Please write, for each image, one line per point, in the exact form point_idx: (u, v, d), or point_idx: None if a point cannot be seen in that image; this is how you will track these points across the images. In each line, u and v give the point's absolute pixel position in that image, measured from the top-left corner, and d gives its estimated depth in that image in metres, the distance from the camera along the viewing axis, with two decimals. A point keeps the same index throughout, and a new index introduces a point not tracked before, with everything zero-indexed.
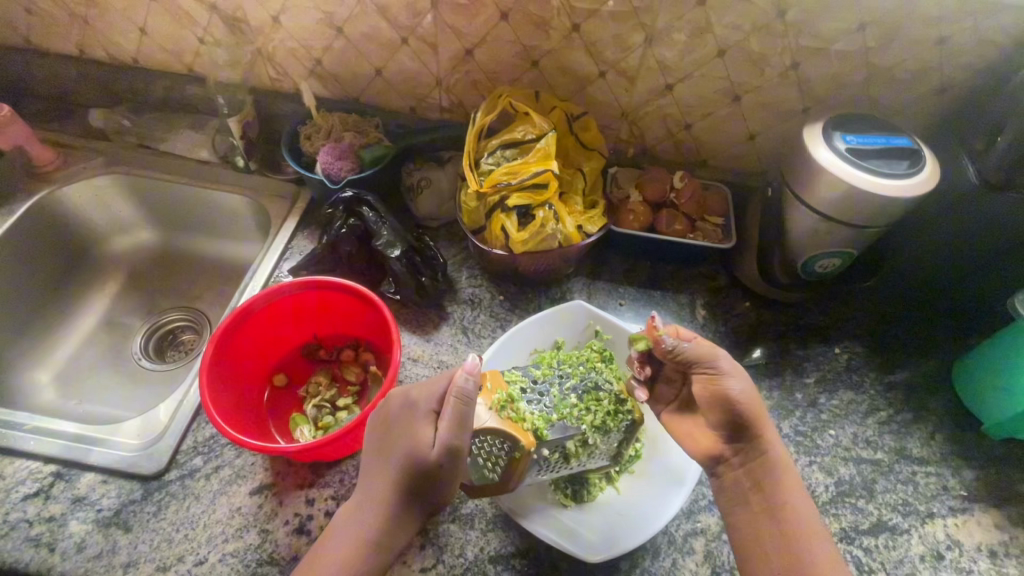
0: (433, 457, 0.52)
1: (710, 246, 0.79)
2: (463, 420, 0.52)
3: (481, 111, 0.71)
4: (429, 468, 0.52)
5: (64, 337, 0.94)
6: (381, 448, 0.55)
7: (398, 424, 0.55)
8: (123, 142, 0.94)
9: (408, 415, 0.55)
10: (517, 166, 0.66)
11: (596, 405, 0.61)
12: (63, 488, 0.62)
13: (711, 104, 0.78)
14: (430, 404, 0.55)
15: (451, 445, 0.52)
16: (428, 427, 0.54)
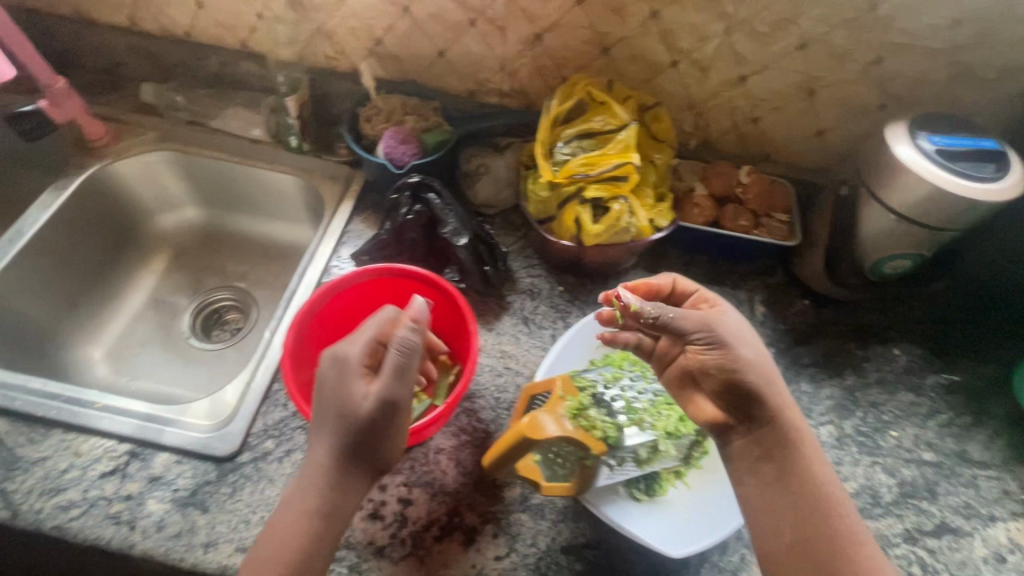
0: (366, 411, 0.52)
1: (776, 243, 0.78)
2: (401, 373, 0.53)
3: (557, 98, 0.69)
4: (366, 424, 0.52)
5: (114, 314, 0.94)
6: (322, 407, 0.54)
7: (333, 384, 0.54)
8: (174, 119, 0.93)
9: (337, 375, 0.54)
10: (596, 157, 0.66)
11: (667, 410, 0.65)
12: (139, 467, 0.63)
13: (783, 98, 0.77)
14: (357, 361, 0.55)
15: (388, 397, 0.52)
16: (361, 383, 0.54)
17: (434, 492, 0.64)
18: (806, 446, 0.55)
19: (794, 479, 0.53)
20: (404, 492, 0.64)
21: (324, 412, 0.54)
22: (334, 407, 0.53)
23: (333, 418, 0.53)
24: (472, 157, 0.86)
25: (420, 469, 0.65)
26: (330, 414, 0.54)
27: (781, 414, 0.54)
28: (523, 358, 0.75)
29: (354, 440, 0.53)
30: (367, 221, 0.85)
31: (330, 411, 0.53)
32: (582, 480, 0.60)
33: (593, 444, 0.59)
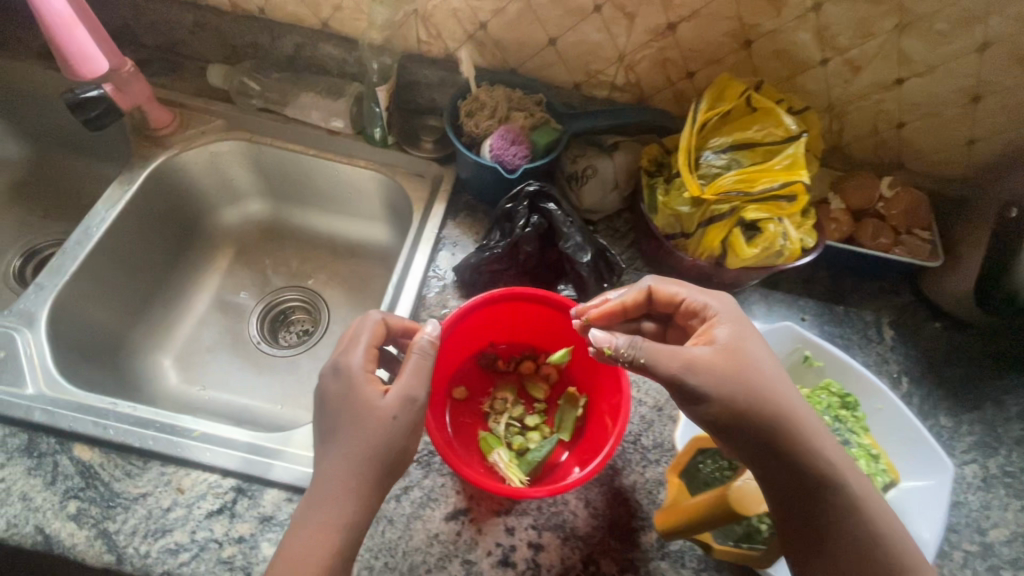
0: (389, 412, 0.50)
1: (920, 264, 0.71)
2: (418, 368, 0.54)
3: (704, 100, 0.61)
4: (391, 423, 0.50)
5: (180, 317, 0.88)
6: (329, 418, 0.51)
7: (337, 394, 0.52)
8: (244, 105, 0.85)
9: (340, 383, 0.52)
10: (755, 172, 0.58)
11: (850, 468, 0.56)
12: (247, 505, 0.58)
13: (940, 103, 0.69)
14: (365, 365, 0.53)
15: (412, 393, 0.52)
16: (375, 387, 0.52)
17: (565, 536, 0.59)
18: (837, 490, 0.48)
19: (819, 530, 0.48)
20: (533, 535, 0.59)
21: (348, 422, 0.50)
22: (350, 417, 0.50)
23: (345, 425, 0.50)
24: (577, 157, 0.78)
25: (548, 510, 0.60)
26: (350, 422, 0.50)
27: (811, 448, 0.49)
28: (644, 385, 0.69)
29: (376, 447, 0.49)
30: (463, 226, 0.78)
31: (340, 422, 0.51)
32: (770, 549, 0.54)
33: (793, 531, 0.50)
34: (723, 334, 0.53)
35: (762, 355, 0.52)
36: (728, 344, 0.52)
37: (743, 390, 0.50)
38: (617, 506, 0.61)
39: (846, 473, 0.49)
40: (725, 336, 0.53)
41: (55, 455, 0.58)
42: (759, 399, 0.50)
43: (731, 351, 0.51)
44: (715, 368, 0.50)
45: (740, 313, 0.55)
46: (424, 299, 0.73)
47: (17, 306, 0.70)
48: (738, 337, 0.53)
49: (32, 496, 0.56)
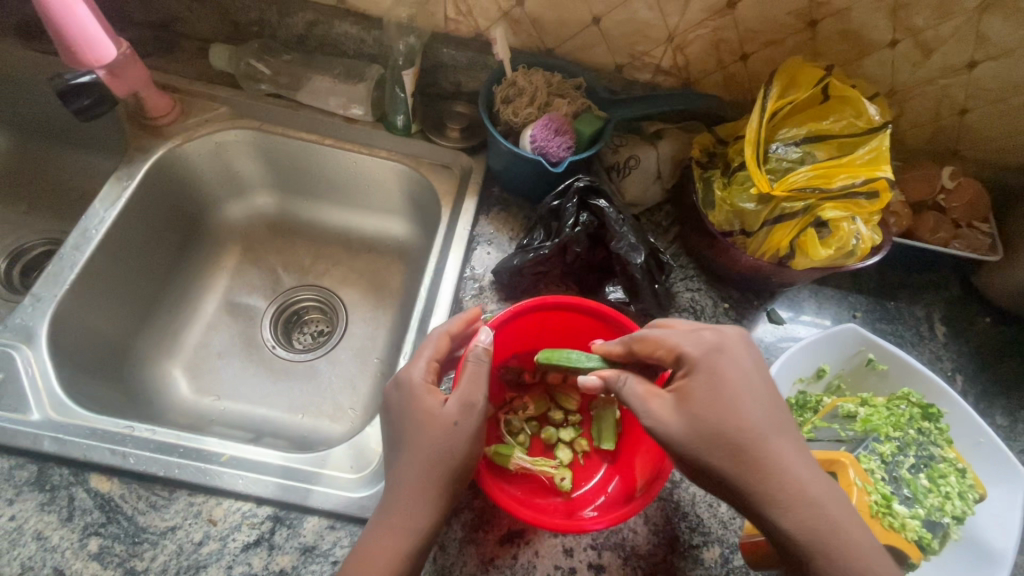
0: (452, 419, 0.50)
1: (980, 258, 0.68)
2: (476, 378, 0.52)
3: (776, 86, 0.56)
4: (455, 431, 0.49)
5: (188, 321, 0.81)
6: (396, 428, 0.52)
7: (399, 407, 0.52)
8: (251, 90, 0.77)
9: (399, 397, 0.52)
10: (831, 167, 0.54)
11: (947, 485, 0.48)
12: (287, 536, 0.53)
13: (1011, 89, 0.65)
14: (425, 378, 0.53)
15: (469, 399, 0.51)
16: (433, 399, 0.51)
17: (626, 556, 0.56)
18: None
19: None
20: (593, 556, 0.56)
21: (414, 434, 0.50)
22: (414, 428, 0.50)
23: (410, 438, 0.50)
24: (619, 146, 0.73)
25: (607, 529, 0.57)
26: (416, 433, 0.50)
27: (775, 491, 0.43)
28: None
29: (439, 457, 0.49)
30: (497, 222, 0.73)
31: (407, 432, 0.51)
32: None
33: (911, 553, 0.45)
34: (689, 388, 0.47)
35: (736, 405, 0.45)
36: (690, 399, 0.46)
37: (690, 447, 0.45)
38: (677, 522, 0.58)
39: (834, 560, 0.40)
40: (694, 391, 0.46)
41: (69, 488, 0.53)
42: (713, 465, 0.44)
43: (689, 409, 0.46)
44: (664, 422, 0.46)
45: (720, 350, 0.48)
46: (460, 303, 0.67)
47: (11, 319, 0.63)
48: (710, 395, 0.46)
49: (48, 535, 0.50)
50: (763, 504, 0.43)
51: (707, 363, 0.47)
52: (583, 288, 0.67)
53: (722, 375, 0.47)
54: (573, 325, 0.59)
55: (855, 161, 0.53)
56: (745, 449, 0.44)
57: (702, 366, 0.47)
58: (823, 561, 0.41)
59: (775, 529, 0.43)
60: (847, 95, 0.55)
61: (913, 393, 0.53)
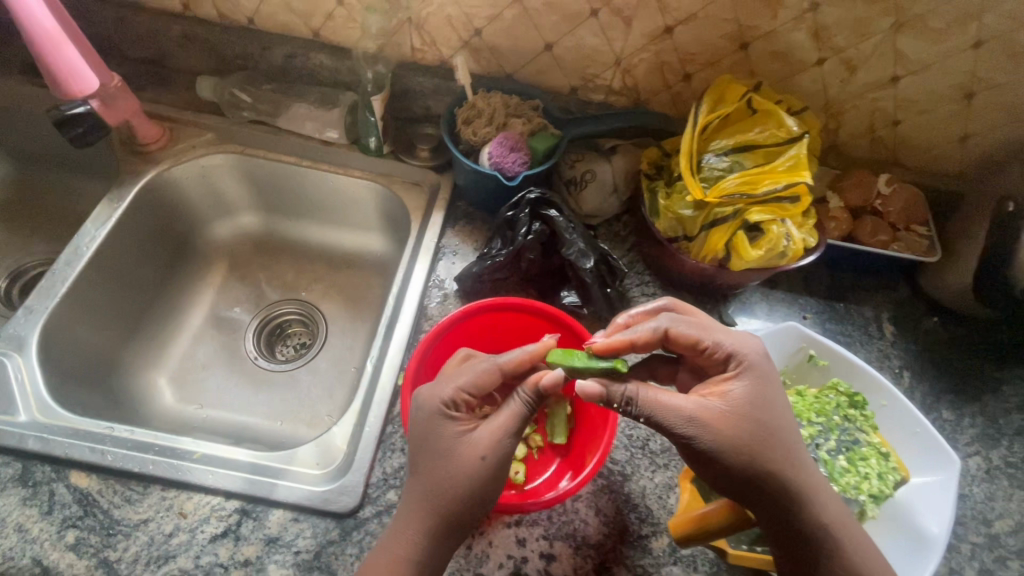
0: (489, 463, 0.49)
1: (919, 260, 0.72)
2: (515, 416, 0.52)
3: (706, 103, 0.61)
4: (488, 477, 0.49)
5: (175, 334, 0.86)
6: (419, 452, 0.51)
7: (432, 428, 0.51)
8: (234, 117, 0.84)
9: (439, 420, 0.51)
10: (757, 174, 0.58)
11: (864, 466, 0.58)
12: (252, 527, 0.56)
13: (935, 100, 0.69)
14: (462, 407, 0.52)
15: (510, 447, 0.50)
16: (474, 433, 0.51)
17: (576, 545, 0.59)
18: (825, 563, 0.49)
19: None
20: (545, 545, 0.58)
21: (447, 463, 0.50)
22: (449, 458, 0.50)
23: (435, 465, 0.50)
24: (575, 162, 0.77)
25: (559, 520, 0.60)
26: (450, 463, 0.50)
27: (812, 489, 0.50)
28: None
29: (459, 496, 0.49)
30: (462, 234, 0.77)
31: (439, 459, 0.50)
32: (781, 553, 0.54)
33: None
34: (736, 391, 0.51)
35: (781, 415, 0.52)
36: (738, 403, 0.51)
37: (738, 448, 0.49)
38: (626, 513, 0.61)
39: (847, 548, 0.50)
40: (742, 395, 0.51)
41: (51, 484, 0.56)
42: (757, 467, 0.49)
43: (741, 411, 0.50)
44: (715, 423, 0.49)
45: (759, 365, 0.53)
46: (425, 310, 0.72)
47: (5, 330, 0.68)
48: (755, 400, 0.51)
49: (28, 527, 0.54)
50: (804, 501, 0.50)
51: (754, 370, 0.53)
52: (541, 293, 0.71)
53: (768, 385, 0.52)
54: (524, 324, 0.64)
55: (778, 168, 0.58)
56: (790, 454, 0.51)
57: (750, 372, 0.53)
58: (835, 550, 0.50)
59: (803, 519, 0.50)
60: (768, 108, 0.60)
61: (842, 384, 0.63)
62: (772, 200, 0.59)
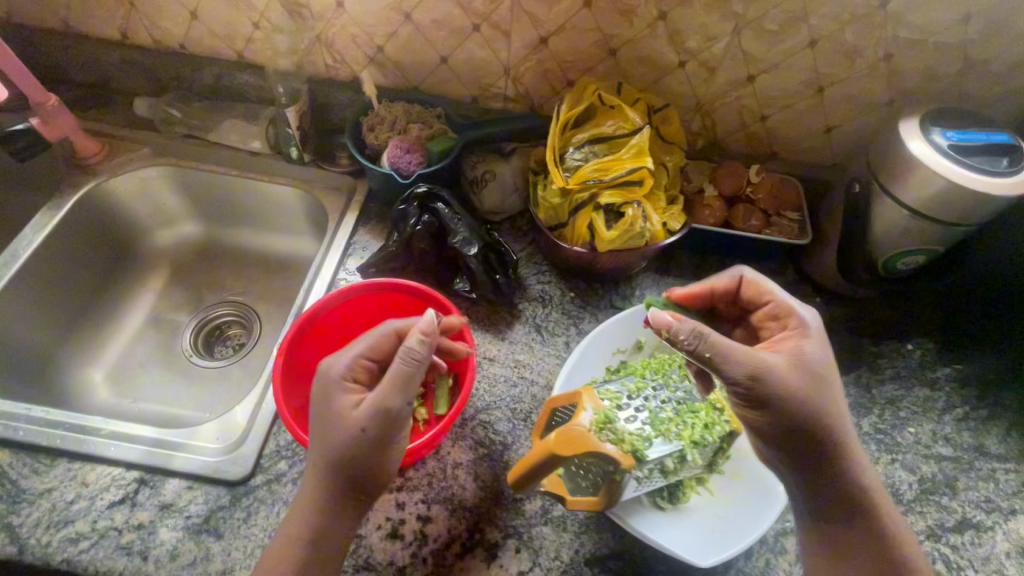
0: (365, 422, 0.52)
1: (789, 243, 0.77)
2: (406, 377, 0.53)
3: (567, 102, 0.68)
4: (370, 436, 0.52)
5: (114, 334, 0.92)
6: (317, 417, 0.54)
7: (320, 395, 0.55)
8: (169, 132, 0.92)
9: (323, 389, 0.54)
10: (608, 162, 0.65)
11: (692, 417, 0.58)
12: (148, 495, 0.61)
13: (792, 96, 0.76)
14: (344, 375, 0.55)
15: (387, 406, 0.52)
16: (352, 397, 0.54)
17: (453, 508, 0.63)
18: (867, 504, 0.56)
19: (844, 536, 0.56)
20: (423, 508, 0.63)
21: (339, 427, 0.53)
22: (334, 422, 0.53)
23: (327, 432, 0.53)
24: (477, 162, 0.83)
25: (438, 485, 0.64)
26: (342, 427, 0.53)
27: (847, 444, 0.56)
28: (538, 367, 0.74)
29: (343, 457, 0.52)
30: (372, 232, 0.84)
31: (329, 423, 0.53)
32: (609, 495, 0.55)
33: (624, 458, 0.50)
34: (796, 350, 0.57)
35: (823, 375, 0.57)
36: (801, 362, 0.56)
37: (807, 400, 0.55)
38: (504, 479, 0.65)
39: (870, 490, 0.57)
40: (811, 354, 0.57)
41: None
42: (819, 417, 0.55)
43: (800, 364, 0.56)
44: (787, 373, 0.55)
45: (817, 330, 0.59)
46: None
47: None
48: (815, 360, 0.57)
49: None
50: (848, 454, 0.56)
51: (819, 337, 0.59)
52: (439, 281, 0.77)
53: (815, 347, 0.58)
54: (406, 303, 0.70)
55: (625, 156, 0.64)
56: (839, 406, 0.56)
57: (801, 335, 0.58)
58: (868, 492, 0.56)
59: (849, 471, 0.56)
60: (618, 104, 0.67)
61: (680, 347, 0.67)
62: (625, 184, 0.65)
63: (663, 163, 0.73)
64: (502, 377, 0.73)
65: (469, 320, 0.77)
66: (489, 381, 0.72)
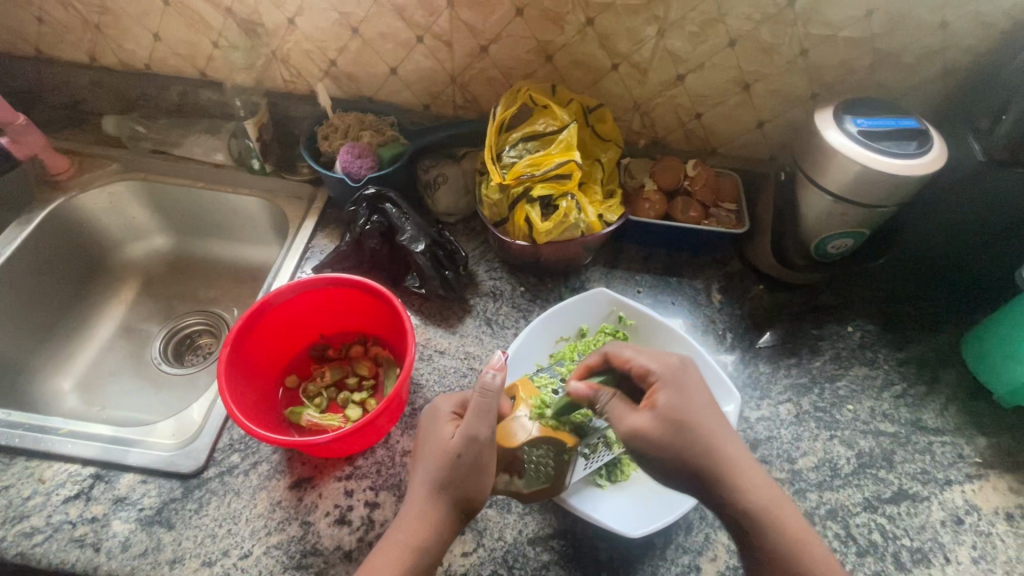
0: (454, 449, 0.55)
1: (726, 232, 0.82)
2: (479, 408, 0.55)
3: (502, 105, 0.74)
4: (454, 460, 0.54)
5: (84, 345, 0.94)
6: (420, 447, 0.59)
7: (425, 424, 0.60)
8: (137, 148, 0.97)
9: (430, 418, 0.60)
10: (541, 158, 0.69)
11: None
12: (103, 489, 0.63)
13: (721, 93, 0.80)
14: (450, 406, 0.60)
15: (472, 435, 0.54)
16: (450, 424, 0.58)
17: (400, 494, 0.64)
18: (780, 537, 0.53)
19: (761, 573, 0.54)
20: (371, 495, 0.64)
21: (422, 450, 0.58)
22: (428, 445, 0.58)
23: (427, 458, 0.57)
24: (430, 168, 0.88)
25: (386, 472, 0.66)
26: (423, 451, 0.58)
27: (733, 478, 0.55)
28: (487, 358, 0.76)
29: (448, 473, 0.55)
30: (330, 236, 0.87)
31: (424, 448, 0.58)
32: (557, 480, 0.59)
33: (565, 438, 0.60)
34: (665, 401, 0.57)
35: (693, 415, 0.56)
36: (670, 415, 0.56)
37: (679, 453, 0.55)
38: None
39: (769, 520, 0.54)
40: (672, 405, 0.56)
41: None
42: (691, 458, 0.55)
43: (667, 418, 0.56)
44: (651, 434, 0.56)
45: (674, 372, 0.58)
46: None
47: None
48: (686, 406, 0.57)
49: None
50: (734, 487, 0.55)
51: (678, 378, 0.58)
52: (394, 279, 0.81)
53: (687, 386, 0.58)
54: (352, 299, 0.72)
55: (556, 151, 0.70)
56: (717, 447, 0.56)
57: (670, 383, 0.58)
58: (769, 525, 0.54)
59: (737, 506, 0.54)
60: (549, 106, 0.73)
61: (611, 326, 0.75)
62: (557, 178, 0.70)
63: (599, 159, 0.79)
64: (451, 368, 0.75)
65: (421, 315, 0.80)
66: (438, 372, 0.74)
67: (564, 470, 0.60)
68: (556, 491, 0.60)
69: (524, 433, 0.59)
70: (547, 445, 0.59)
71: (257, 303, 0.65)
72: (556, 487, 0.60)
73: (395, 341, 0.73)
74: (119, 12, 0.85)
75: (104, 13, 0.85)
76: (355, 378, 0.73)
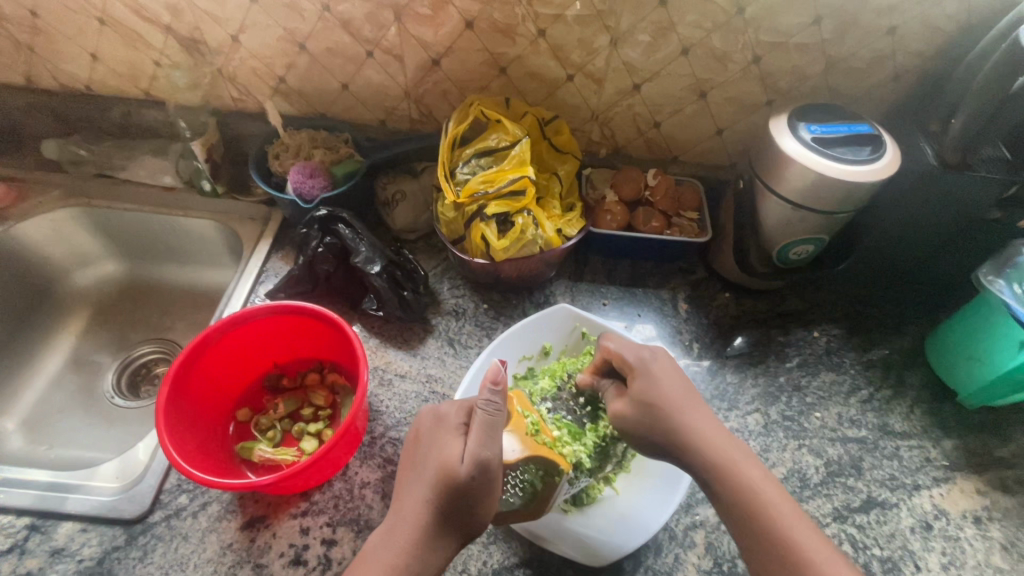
0: (461, 471, 0.50)
1: (689, 241, 0.81)
2: (492, 432, 0.51)
3: (454, 120, 0.74)
4: (460, 485, 0.50)
5: (30, 380, 0.87)
6: (420, 454, 0.55)
7: (429, 433, 0.56)
8: (79, 172, 0.93)
9: (437, 427, 0.56)
10: (494, 174, 0.69)
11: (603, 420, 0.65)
12: (39, 541, 0.60)
13: (679, 101, 0.79)
14: (458, 417, 0.55)
15: (483, 456, 0.50)
16: (457, 439, 0.53)
17: (359, 529, 0.62)
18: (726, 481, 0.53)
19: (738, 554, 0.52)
20: (328, 532, 0.61)
21: (426, 464, 0.54)
22: (432, 457, 0.53)
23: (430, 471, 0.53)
24: (387, 184, 0.86)
25: (344, 506, 0.63)
26: (427, 464, 0.54)
27: (693, 443, 0.55)
28: (450, 379, 0.74)
29: (450, 495, 0.50)
30: (287, 258, 0.84)
31: (427, 459, 0.54)
32: (537, 504, 0.57)
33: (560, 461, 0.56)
34: (640, 388, 0.58)
35: (691, 410, 0.57)
36: (644, 398, 0.58)
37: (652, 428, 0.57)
38: None
39: (726, 469, 0.53)
40: (643, 390, 0.58)
41: None
42: (666, 419, 0.56)
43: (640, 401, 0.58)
44: (629, 422, 0.58)
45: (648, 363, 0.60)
46: None
47: None
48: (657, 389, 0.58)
49: None
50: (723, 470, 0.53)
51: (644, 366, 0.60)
52: (352, 303, 0.79)
53: (659, 372, 0.59)
54: (304, 326, 0.70)
55: (508, 167, 0.70)
56: (681, 413, 0.56)
57: (642, 371, 0.59)
58: (754, 517, 0.51)
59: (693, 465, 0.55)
60: (501, 121, 0.73)
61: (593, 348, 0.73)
62: (511, 195, 0.69)
63: (556, 172, 0.78)
64: (413, 393, 0.72)
65: (382, 338, 0.77)
66: (399, 397, 0.72)
67: (547, 493, 0.57)
68: (536, 514, 0.58)
69: (514, 451, 0.54)
70: (539, 465, 0.55)
71: (201, 336, 0.63)
72: (536, 512, 0.58)
73: (350, 367, 0.71)
74: (53, 32, 0.81)
75: (36, 33, 0.82)
76: (311, 409, 0.72)
